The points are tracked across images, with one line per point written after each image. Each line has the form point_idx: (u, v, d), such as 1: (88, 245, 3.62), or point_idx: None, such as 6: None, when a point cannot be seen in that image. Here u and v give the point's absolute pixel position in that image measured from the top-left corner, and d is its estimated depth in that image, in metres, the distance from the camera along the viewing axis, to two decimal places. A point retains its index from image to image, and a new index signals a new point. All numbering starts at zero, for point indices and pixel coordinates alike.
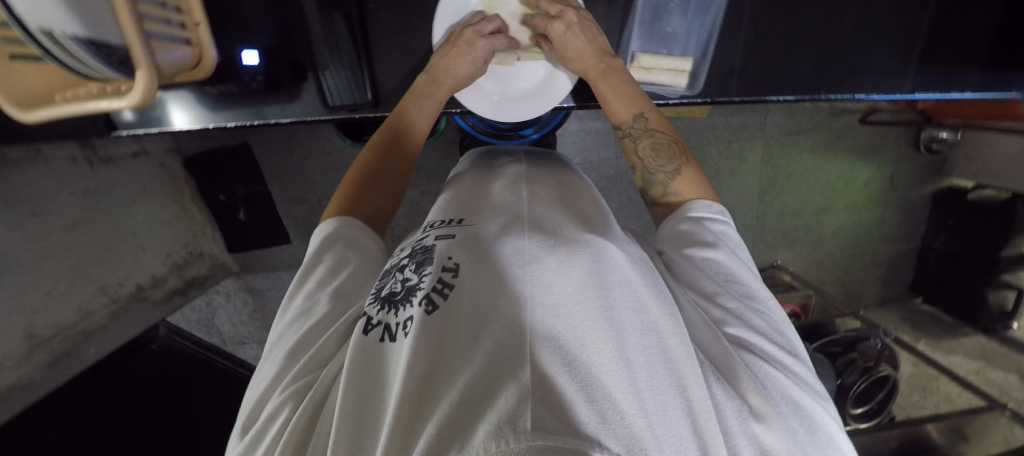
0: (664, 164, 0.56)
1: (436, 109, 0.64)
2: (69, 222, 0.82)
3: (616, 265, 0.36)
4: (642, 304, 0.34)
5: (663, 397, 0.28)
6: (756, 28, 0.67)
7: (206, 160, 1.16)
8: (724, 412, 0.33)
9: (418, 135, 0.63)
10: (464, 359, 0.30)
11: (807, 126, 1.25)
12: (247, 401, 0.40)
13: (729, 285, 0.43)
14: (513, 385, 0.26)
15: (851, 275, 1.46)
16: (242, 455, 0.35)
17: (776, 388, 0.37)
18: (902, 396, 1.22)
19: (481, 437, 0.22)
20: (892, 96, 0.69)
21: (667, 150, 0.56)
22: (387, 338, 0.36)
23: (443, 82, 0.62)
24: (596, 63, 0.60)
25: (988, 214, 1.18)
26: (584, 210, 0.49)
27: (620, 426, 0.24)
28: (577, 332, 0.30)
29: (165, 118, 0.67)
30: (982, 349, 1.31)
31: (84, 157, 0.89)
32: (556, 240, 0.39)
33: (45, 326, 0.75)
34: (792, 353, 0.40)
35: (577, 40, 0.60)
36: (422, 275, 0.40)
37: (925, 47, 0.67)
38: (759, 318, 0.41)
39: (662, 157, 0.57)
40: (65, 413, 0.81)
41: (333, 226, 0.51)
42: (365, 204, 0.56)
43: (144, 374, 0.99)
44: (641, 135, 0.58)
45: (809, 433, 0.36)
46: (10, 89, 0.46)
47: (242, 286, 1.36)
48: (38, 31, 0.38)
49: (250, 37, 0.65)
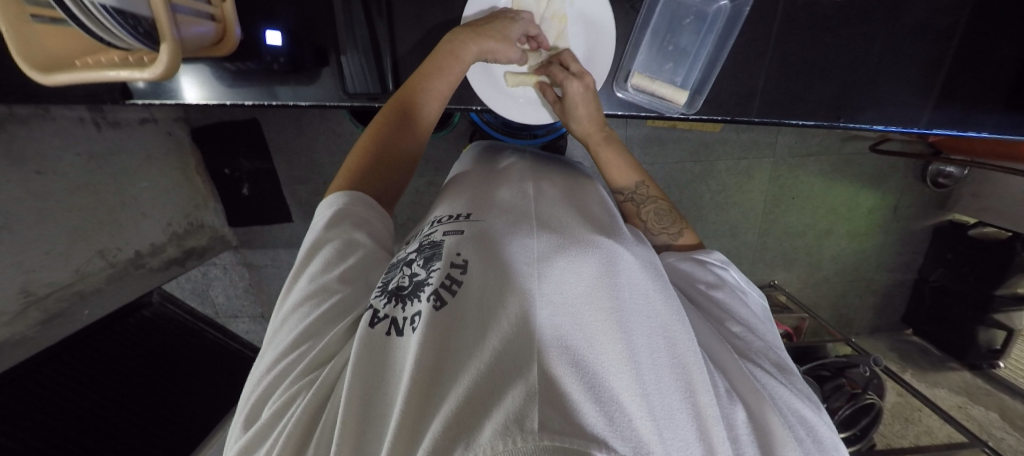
0: (668, 226, 0.60)
1: (461, 69, 0.60)
2: (73, 184, 0.82)
3: (623, 267, 0.37)
4: (651, 309, 0.35)
5: (669, 401, 0.29)
6: (780, 50, 0.66)
7: (213, 132, 1.15)
8: (736, 423, 0.34)
9: (438, 99, 0.59)
10: (471, 355, 0.31)
11: (816, 150, 1.25)
12: (245, 395, 0.41)
13: (738, 317, 0.46)
14: (520, 384, 0.26)
15: (846, 300, 1.47)
16: (246, 446, 0.35)
17: (786, 404, 0.38)
18: (885, 424, 1.23)
19: (488, 435, 0.23)
20: (908, 129, 0.69)
21: (669, 216, 0.61)
22: (393, 333, 0.36)
23: (473, 43, 0.58)
24: (596, 130, 0.67)
25: (987, 253, 1.17)
26: (592, 211, 0.49)
27: (626, 427, 0.25)
28: (585, 333, 0.30)
29: (182, 91, 0.67)
30: (964, 383, 1.28)
31: (93, 120, 0.89)
32: (564, 239, 0.39)
33: (40, 285, 0.75)
34: (790, 371, 0.42)
35: (582, 107, 0.65)
36: (431, 270, 0.40)
37: (944, 85, 0.67)
38: (762, 342, 0.44)
39: (664, 220, 0.61)
40: (54, 371, 0.86)
41: (341, 200, 0.51)
42: (377, 176, 0.56)
43: (135, 339, 1.03)
44: (643, 200, 0.64)
45: (815, 442, 0.37)
46: (28, 49, 0.46)
47: (239, 261, 1.35)
48: None
49: (274, 17, 0.64)
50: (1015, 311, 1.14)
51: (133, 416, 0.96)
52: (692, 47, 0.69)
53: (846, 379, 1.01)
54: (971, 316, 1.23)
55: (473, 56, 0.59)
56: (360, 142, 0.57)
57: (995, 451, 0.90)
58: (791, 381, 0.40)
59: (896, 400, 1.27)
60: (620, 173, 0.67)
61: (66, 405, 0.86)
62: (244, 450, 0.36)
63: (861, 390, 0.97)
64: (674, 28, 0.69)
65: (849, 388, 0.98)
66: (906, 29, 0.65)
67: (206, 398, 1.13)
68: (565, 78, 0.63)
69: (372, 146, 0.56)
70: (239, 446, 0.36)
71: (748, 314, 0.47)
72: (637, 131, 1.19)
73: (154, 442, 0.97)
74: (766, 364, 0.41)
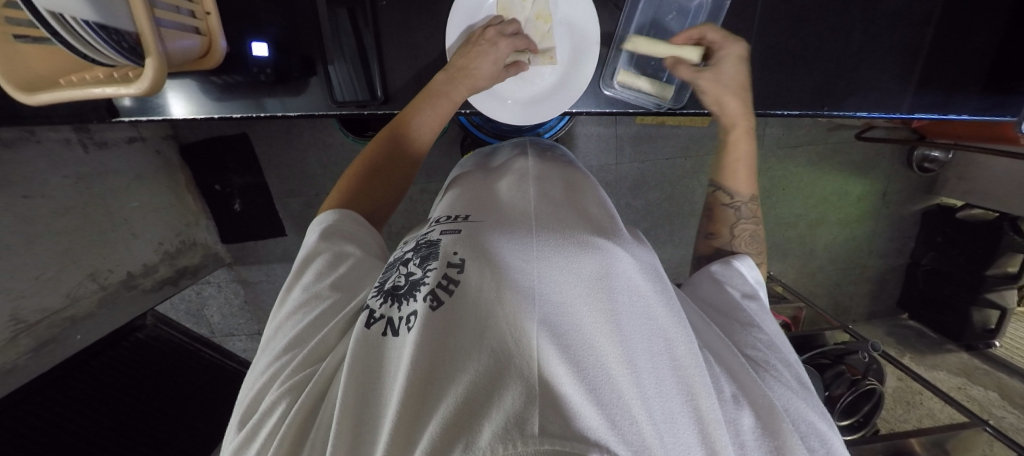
0: (754, 250, 0.61)
1: (451, 107, 0.62)
2: (60, 206, 0.80)
3: (625, 269, 0.36)
4: (652, 308, 0.35)
5: (671, 403, 0.29)
6: (763, 43, 0.68)
7: (203, 149, 1.14)
8: (742, 429, 0.34)
9: (426, 139, 0.61)
10: (468, 355, 0.30)
11: (804, 140, 1.27)
12: (242, 396, 0.40)
13: (764, 326, 0.46)
14: (519, 386, 0.26)
15: (842, 288, 1.49)
16: (239, 448, 0.35)
17: (796, 412, 0.38)
18: (887, 409, 1.24)
19: (487, 437, 0.23)
20: (891, 115, 0.71)
21: (759, 241, 0.62)
22: (389, 333, 0.36)
23: (461, 81, 0.61)
24: (739, 117, 0.64)
25: (976, 234, 1.19)
26: (590, 211, 0.49)
27: (629, 432, 0.25)
28: (585, 335, 0.30)
29: (168, 106, 0.66)
30: (963, 364, 1.30)
31: (80, 141, 0.88)
32: (564, 239, 0.39)
33: (32, 311, 0.73)
34: (805, 386, 0.42)
35: (732, 70, 0.62)
36: (427, 270, 0.40)
37: (923, 70, 0.68)
38: (784, 353, 0.44)
39: (751, 244, 0.62)
40: (48, 399, 0.83)
41: (332, 218, 0.52)
42: (366, 200, 0.57)
43: (131, 362, 1.00)
44: (746, 215, 0.64)
45: (828, 453, 0.37)
46: (14, 71, 0.46)
47: (234, 277, 1.34)
48: (48, 12, 0.38)
49: (261, 28, 0.64)
50: (1006, 289, 1.16)
51: (130, 443, 0.94)
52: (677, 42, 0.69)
53: (846, 366, 1.01)
54: (965, 297, 1.24)
55: (465, 93, 0.61)
56: (353, 167, 0.59)
57: (996, 430, 0.91)
58: (795, 386, 0.41)
59: (896, 385, 1.28)
60: (739, 180, 0.65)
61: (61, 434, 0.84)
62: (237, 451, 0.35)
63: (862, 375, 0.97)
64: (659, 20, 0.69)
65: (850, 374, 0.98)
66: (883, 17, 0.67)
67: (204, 420, 1.11)
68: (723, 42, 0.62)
69: (364, 170, 0.59)
70: (231, 448, 0.36)
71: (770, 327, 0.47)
72: (627, 129, 1.21)
73: None
74: (779, 373, 0.41)
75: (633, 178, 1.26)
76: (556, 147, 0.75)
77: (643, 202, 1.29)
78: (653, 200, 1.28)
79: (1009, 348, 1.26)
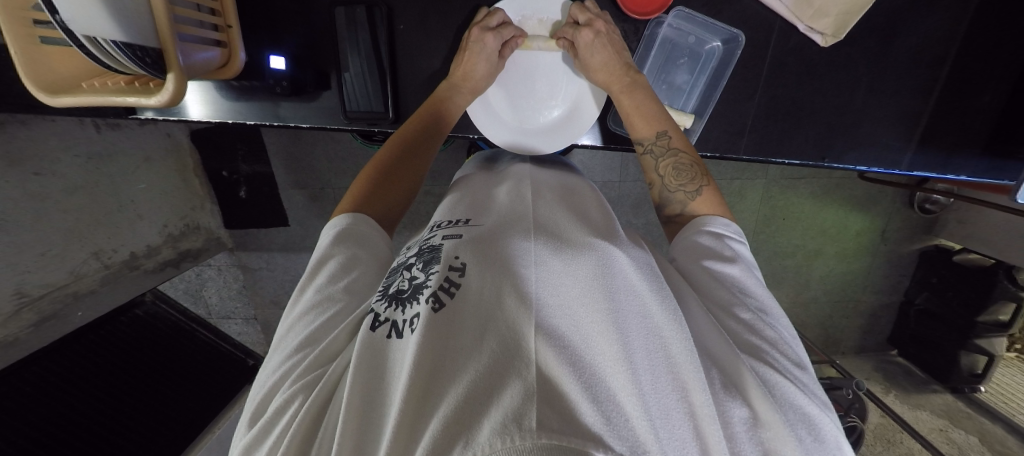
0: (686, 183, 0.58)
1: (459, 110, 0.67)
2: (68, 185, 0.82)
3: (622, 270, 0.38)
4: (649, 309, 0.36)
5: (667, 401, 0.31)
6: (770, 92, 0.68)
7: (212, 136, 1.15)
8: (732, 420, 0.36)
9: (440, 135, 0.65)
10: (469, 356, 0.31)
11: (807, 173, 1.28)
12: (254, 393, 0.41)
13: (746, 300, 0.46)
14: (518, 384, 0.27)
15: (834, 321, 1.50)
16: (249, 445, 0.36)
17: (789, 401, 0.38)
18: (866, 445, 1.26)
19: (487, 434, 0.24)
20: (891, 171, 0.71)
21: (689, 170, 0.59)
22: (393, 334, 0.37)
23: (463, 87, 0.66)
24: (619, 76, 0.63)
25: (972, 280, 1.19)
26: (590, 215, 0.51)
27: (624, 427, 0.27)
28: (584, 335, 0.32)
29: (185, 110, 0.68)
30: (947, 406, 1.29)
31: (93, 121, 0.89)
32: (563, 244, 0.41)
33: (35, 286, 0.75)
34: (802, 368, 0.42)
35: (597, 54, 0.62)
36: (429, 273, 0.41)
37: (926, 128, 0.69)
38: (772, 331, 0.44)
39: (683, 176, 0.59)
40: (44, 369, 0.86)
41: (345, 221, 0.53)
42: (379, 203, 0.58)
43: (127, 337, 1.03)
44: (662, 153, 0.61)
45: (816, 441, 0.37)
46: (39, 71, 0.47)
47: (234, 262, 1.35)
48: (83, 35, 0.40)
49: (279, 42, 0.65)
50: (996, 337, 1.17)
51: (123, 419, 0.96)
52: (686, 84, 0.70)
53: (829, 400, 1.02)
54: (954, 340, 1.25)
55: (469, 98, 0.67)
56: (364, 175, 0.60)
57: None
58: (795, 377, 0.40)
59: (877, 421, 1.30)
60: (642, 125, 0.63)
61: (55, 403, 0.86)
62: (248, 448, 0.37)
63: (844, 411, 0.98)
64: (670, 64, 0.70)
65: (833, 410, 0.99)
66: (890, 72, 0.67)
67: (198, 401, 1.12)
68: (573, 32, 0.62)
69: (380, 168, 0.60)
70: (243, 444, 0.37)
71: (757, 296, 0.47)
72: None
73: (143, 445, 0.97)
74: (774, 359, 0.41)
75: (635, 197, 1.27)
76: (558, 157, 0.73)
77: (644, 221, 1.30)
78: (654, 219, 1.29)
79: (995, 394, 1.25)
